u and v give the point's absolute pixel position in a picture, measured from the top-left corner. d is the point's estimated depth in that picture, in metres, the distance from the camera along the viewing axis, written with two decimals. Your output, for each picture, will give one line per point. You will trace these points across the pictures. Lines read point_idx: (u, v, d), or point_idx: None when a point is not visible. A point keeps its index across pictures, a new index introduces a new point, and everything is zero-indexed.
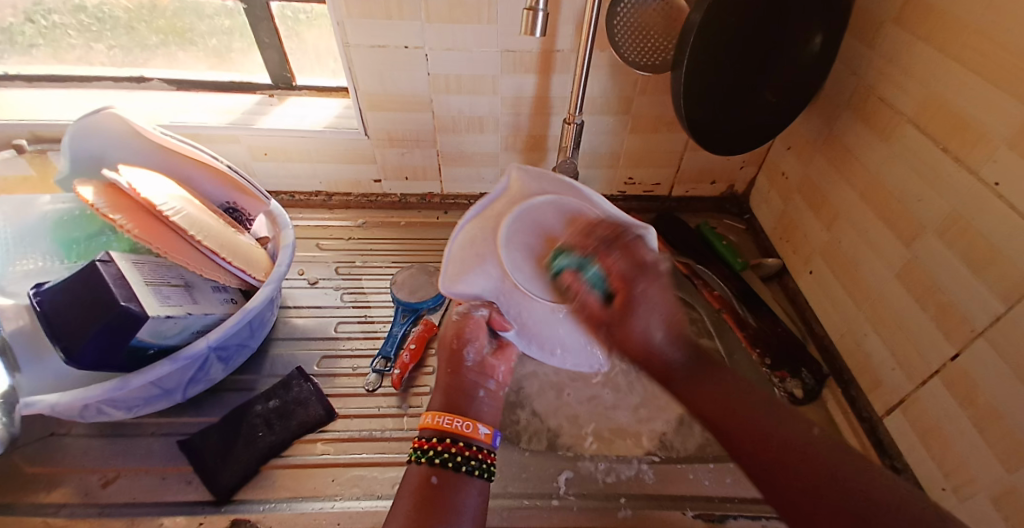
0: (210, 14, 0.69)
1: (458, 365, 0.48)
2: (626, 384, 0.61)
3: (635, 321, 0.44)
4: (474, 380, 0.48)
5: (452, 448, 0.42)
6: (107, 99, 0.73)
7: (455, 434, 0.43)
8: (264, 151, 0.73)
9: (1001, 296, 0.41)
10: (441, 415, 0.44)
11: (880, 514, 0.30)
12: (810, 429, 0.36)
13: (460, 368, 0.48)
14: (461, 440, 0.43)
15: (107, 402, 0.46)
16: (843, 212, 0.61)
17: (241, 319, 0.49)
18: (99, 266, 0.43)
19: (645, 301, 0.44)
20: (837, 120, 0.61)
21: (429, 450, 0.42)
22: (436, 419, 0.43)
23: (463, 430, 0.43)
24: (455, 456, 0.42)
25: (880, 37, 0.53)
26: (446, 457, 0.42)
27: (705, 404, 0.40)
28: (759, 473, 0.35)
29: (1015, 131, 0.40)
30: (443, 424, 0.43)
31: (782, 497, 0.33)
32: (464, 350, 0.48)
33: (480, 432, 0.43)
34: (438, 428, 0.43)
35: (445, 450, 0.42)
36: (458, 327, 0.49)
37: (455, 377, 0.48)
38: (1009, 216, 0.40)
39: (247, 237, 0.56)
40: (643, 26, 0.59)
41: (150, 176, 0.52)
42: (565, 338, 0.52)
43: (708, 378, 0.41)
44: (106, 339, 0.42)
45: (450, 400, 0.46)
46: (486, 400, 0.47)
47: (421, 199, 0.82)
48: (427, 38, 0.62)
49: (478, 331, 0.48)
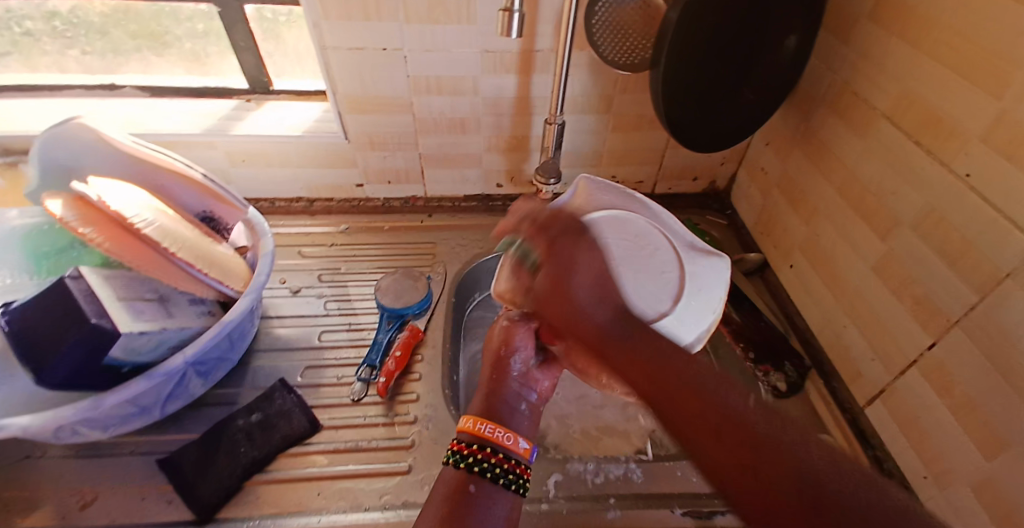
0: (185, 18, 0.67)
1: (504, 370, 0.48)
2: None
3: (568, 287, 0.41)
4: (518, 392, 0.47)
5: (492, 458, 0.41)
6: (78, 108, 0.71)
7: (496, 443, 0.42)
8: (242, 157, 0.72)
9: (976, 288, 0.42)
10: (481, 422, 0.43)
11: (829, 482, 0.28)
12: (746, 399, 0.33)
13: (505, 375, 0.48)
14: (500, 451, 0.42)
15: (83, 422, 0.44)
16: (821, 207, 0.61)
17: (220, 332, 0.48)
18: (68, 282, 0.42)
19: (570, 261, 0.42)
20: (813, 116, 0.61)
21: (467, 456, 0.42)
22: (476, 425, 0.43)
23: (504, 441, 0.42)
24: (494, 466, 0.41)
25: (854, 32, 0.53)
26: (486, 466, 0.41)
27: (652, 390, 0.35)
28: (707, 455, 0.31)
29: (987, 126, 0.40)
30: (484, 432, 0.42)
31: (733, 476, 0.30)
32: (510, 358, 0.49)
33: (520, 447, 0.43)
34: (478, 435, 0.43)
35: (484, 458, 0.41)
36: (505, 334, 0.50)
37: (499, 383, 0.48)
38: (981, 209, 0.41)
39: (225, 247, 0.55)
40: (622, 25, 0.59)
41: (121, 186, 0.51)
42: None
43: (667, 381, 0.34)
44: (78, 357, 0.40)
45: (492, 407, 0.45)
46: (527, 414, 0.47)
47: (405, 202, 0.81)
48: (407, 40, 0.61)
49: (525, 340, 0.49)
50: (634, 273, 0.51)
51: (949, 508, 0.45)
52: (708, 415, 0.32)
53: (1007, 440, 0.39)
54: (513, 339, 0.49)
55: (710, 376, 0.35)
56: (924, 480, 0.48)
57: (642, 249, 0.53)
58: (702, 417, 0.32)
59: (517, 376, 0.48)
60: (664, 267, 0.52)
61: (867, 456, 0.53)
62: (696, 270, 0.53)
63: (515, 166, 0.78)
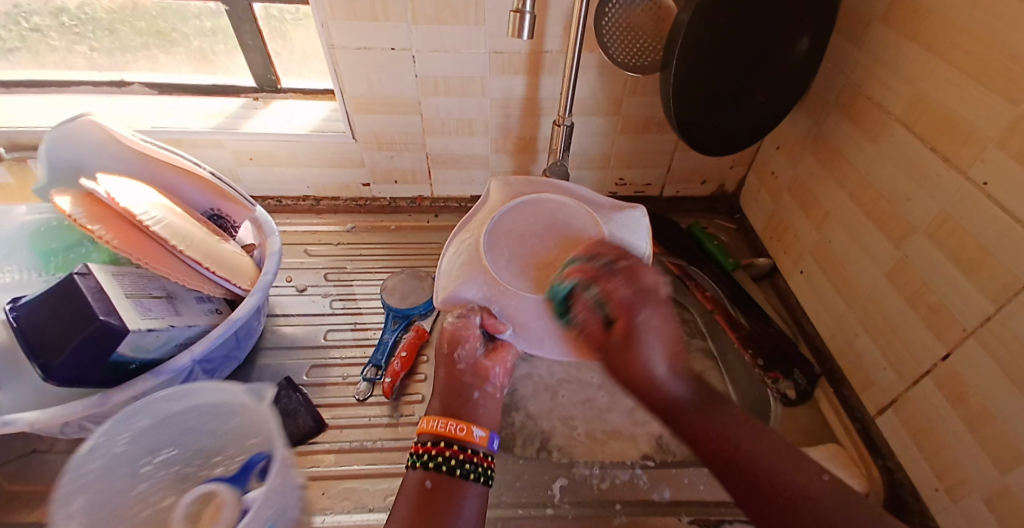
0: (192, 16, 0.68)
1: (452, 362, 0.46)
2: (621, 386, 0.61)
3: (640, 348, 0.39)
4: (469, 382, 0.46)
5: (447, 452, 0.40)
6: (86, 105, 0.72)
7: (448, 436, 0.41)
8: (249, 155, 0.72)
9: (992, 296, 0.41)
10: (435, 418, 0.42)
11: None
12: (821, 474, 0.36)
13: (456, 369, 0.46)
14: (456, 444, 0.41)
15: (89, 418, 0.45)
16: (833, 211, 0.61)
17: (227, 331, 0.48)
18: (76, 279, 0.42)
19: (643, 325, 0.40)
20: (825, 120, 0.61)
21: (423, 455, 0.41)
22: (429, 423, 0.42)
23: (457, 433, 0.41)
24: (448, 459, 0.40)
25: (868, 35, 0.53)
26: (439, 460, 0.40)
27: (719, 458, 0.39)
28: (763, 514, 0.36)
29: (1004, 131, 0.40)
30: (437, 428, 0.42)
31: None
32: (456, 352, 0.46)
33: (474, 435, 0.42)
34: (433, 432, 0.42)
35: (439, 453, 0.40)
36: (452, 335, 0.46)
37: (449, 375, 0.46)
38: (997, 216, 0.41)
39: (232, 245, 0.55)
40: (632, 26, 0.59)
41: (130, 184, 0.51)
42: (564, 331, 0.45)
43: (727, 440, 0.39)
44: (86, 355, 0.40)
45: (448, 400, 0.44)
46: (480, 401, 0.45)
47: (411, 202, 0.81)
48: (415, 39, 0.61)
49: (469, 333, 0.46)
50: (558, 243, 0.47)
51: (961, 518, 0.45)
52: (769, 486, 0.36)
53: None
54: (459, 337, 0.46)
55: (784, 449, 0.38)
56: (936, 489, 0.47)
57: (562, 220, 0.49)
58: (760, 481, 0.37)
59: (468, 367, 0.46)
60: (589, 230, 0.49)
61: (878, 465, 0.52)
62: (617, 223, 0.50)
63: (522, 167, 0.78)
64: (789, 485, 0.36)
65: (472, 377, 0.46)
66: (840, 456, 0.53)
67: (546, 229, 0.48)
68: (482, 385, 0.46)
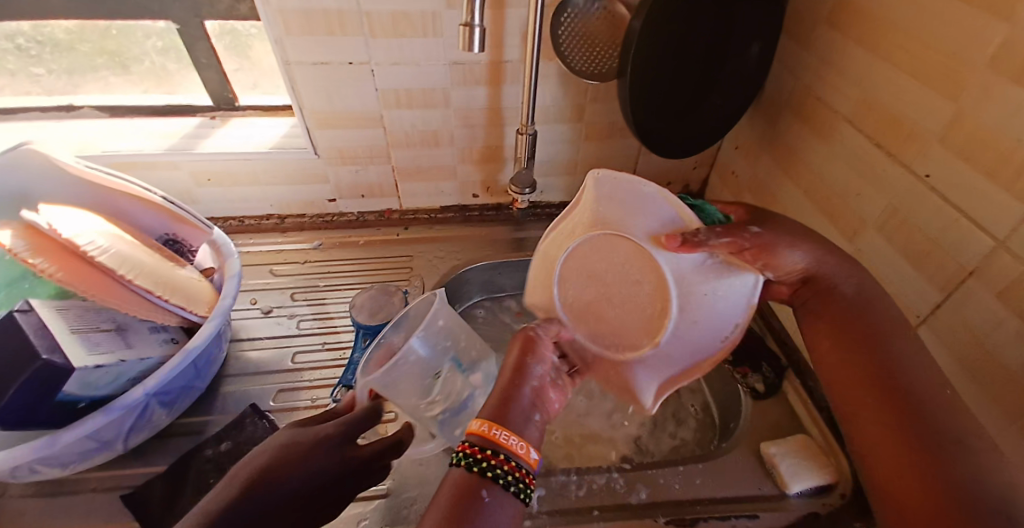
0: (142, 36, 0.66)
1: (525, 373, 0.42)
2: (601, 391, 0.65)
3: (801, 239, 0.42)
4: (530, 406, 0.40)
5: (504, 465, 0.35)
6: (32, 130, 0.69)
7: (508, 451, 0.35)
8: (208, 176, 0.70)
9: (939, 286, 0.43)
10: (496, 426, 0.36)
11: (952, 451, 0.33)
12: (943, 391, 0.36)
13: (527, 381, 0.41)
14: (513, 460, 0.35)
15: (39, 461, 0.42)
16: (791, 209, 0.62)
17: (183, 361, 0.47)
18: (17, 317, 0.40)
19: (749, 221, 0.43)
20: (779, 121, 0.62)
21: (480, 461, 0.35)
22: (488, 429, 0.36)
23: (516, 449, 0.36)
24: (510, 476, 0.34)
25: (814, 38, 0.55)
26: (501, 475, 0.34)
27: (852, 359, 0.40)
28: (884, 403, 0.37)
29: (944, 127, 0.41)
30: (499, 437, 0.36)
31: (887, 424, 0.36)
32: (532, 362, 0.43)
33: (533, 455, 0.36)
34: (492, 440, 0.36)
35: (498, 466, 0.35)
36: (527, 343, 0.45)
37: (517, 386, 0.41)
38: (942, 208, 0.42)
39: (189, 270, 0.54)
40: (588, 36, 0.60)
41: (73, 213, 0.49)
42: (613, 375, 0.48)
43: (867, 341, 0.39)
44: (30, 396, 0.38)
45: (504, 410, 0.39)
46: (539, 427, 0.40)
47: (380, 216, 0.80)
48: (374, 53, 0.60)
49: (546, 350, 0.45)
50: (624, 298, 0.47)
51: None
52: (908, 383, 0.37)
53: None
54: (531, 345, 0.45)
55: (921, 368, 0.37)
56: None
57: (637, 276, 0.46)
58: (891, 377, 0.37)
59: (532, 385, 0.42)
60: (654, 299, 0.45)
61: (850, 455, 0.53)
62: (694, 298, 0.43)
63: (489, 176, 0.78)
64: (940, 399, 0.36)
65: (532, 401, 0.41)
66: (809, 447, 0.53)
67: (614, 277, 0.47)
68: (542, 409, 0.41)
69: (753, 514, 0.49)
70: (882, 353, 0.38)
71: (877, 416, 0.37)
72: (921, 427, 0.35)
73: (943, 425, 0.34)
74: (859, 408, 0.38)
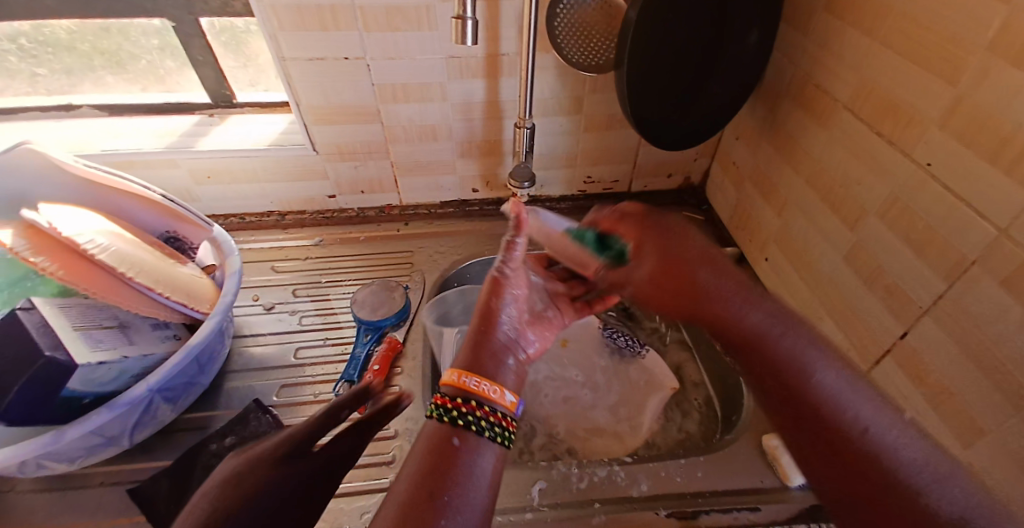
0: (139, 35, 0.66)
1: (493, 321, 0.43)
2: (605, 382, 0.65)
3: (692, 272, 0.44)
4: (505, 349, 0.42)
5: (478, 411, 0.36)
6: (33, 131, 0.69)
7: (480, 395, 0.37)
8: (207, 173, 0.70)
9: (943, 275, 0.42)
10: (466, 374, 0.38)
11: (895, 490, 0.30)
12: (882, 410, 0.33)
13: (494, 326, 0.43)
14: (487, 404, 0.37)
15: (45, 456, 0.43)
16: (792, 198, 0.62)
17: (185, 357, 0.47)
18: (22, 315, 0.41)
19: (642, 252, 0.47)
20: (779, 109, 0.62)
21: (451, 410, 0.36)
22: (459, 377, 0.38)
23: (490, 393, 0.38)
24: (481, 420, 0.36)
25: (812, 25, 0.54)
26: (472, 419, 0.36)
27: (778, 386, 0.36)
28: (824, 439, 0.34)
29: (945, 113, 0.41)
30: (469, 384, 0.38)
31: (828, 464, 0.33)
32: (501, 306, 0.45)
33: (507, 398, 0.38)
34: (463, 388, 0.38)
35: (471, 412, 0.36)
36: (494, 285, 0.46)
37: (486, 335, 0.43)
38: (943, 196, 0.42)
39: (190, 268, 0.54)
40: (584, 27, 0.59)
41: (73, 212, 0.49)
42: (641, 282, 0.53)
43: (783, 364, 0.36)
44: (34, 394, 0.39)
45: (476, 361, 0.40)
46: (515, 369, 0.42)
47: (380, 212, 0.80)
48: (369, 47, 0.60)
49: (515, 289, 0.47)
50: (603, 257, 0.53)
51: None
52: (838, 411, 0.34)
53: (983, 426, 0.40)
54: (500, 288, 0.46)
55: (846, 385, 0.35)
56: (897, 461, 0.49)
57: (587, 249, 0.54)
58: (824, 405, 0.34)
59: (506, 331, 0.44)
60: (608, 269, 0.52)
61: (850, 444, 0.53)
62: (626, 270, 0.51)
63: (489, 170, 0.78)
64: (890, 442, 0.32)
65: (506, 346, 0.43)
66: None
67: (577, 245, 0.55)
68: (517, 352, 0.43)
69: (755, 506, 0.49)
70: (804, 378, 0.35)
71: (824, 459, 0.34)
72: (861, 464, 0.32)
73: (885, 454, 0.31)
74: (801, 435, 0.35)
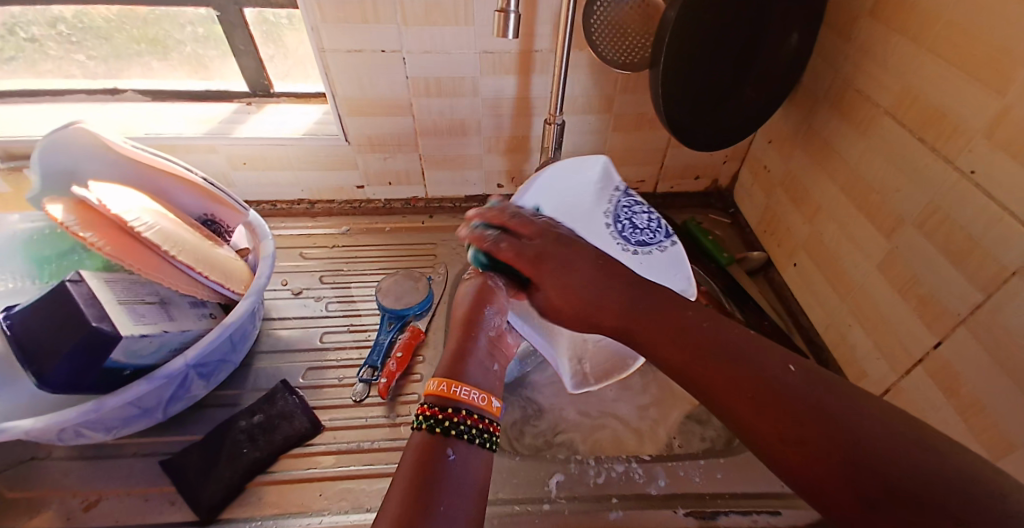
0: (184, 23, 0.68)
1: (477, 327, 0.47)
2: (640, 386, 0.62)
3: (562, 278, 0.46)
4: (487, 356, 0.46)
5: (468, 420, 0.39)
6: (81, 113, 0.72)
7: (469, 404, 0.40)
8: (243, 160, 0.72)
9: (980, 285, 0.41)
10: (456, 384, 0.41)
11: (854, 445, 0.28)
12: (783, 365, 0.34)
13: (477, 328, 0.47)
14: (476, 412, 0.40)
15: (84, 424, 0.44)
16: (824, 205, 0.61)
17: (221, 335, 0.48)
18: (69, 286, 0.43)
19: (564, 262, 0.46)
20: (815, 115, 0.61)
21: (442, 421, 0.39)
22: (449, 388, 0.41)
23: (478, 402, 0.41)
24: (471, 428, 0.39)
25: (855, 30, 0.53)
26: (463, 429, 0.39)
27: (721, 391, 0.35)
28: (765, 433, 0.32)
29: (992, 122, 0.40)
30: (458, 394, 0.40)
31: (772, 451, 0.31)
32: (485, 312, 0.49)
33: (492, 405, 0.42)
34: (452, 398, 0.40)
35: (461, 421, 0.39)
36: (482, 292, 0.50)
37: (470, 339, 0.47)
38: (986, 206, 0.41)
39: (226, 250, 0.56)
40: (621, 25, 0.59)
41: (120, 190, 0.51)
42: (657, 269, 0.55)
43: (701, 362, 0.36)
44: (80, 359, 0.41)
45: (459, 371, 0.43)
46: (499, 375, 0.46)
47: (406, 204, 0.81)
48: (406, 42, 0.61)
49: (500, 299, 0.50)
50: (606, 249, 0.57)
51: None
52: (757, 391, 0.33)
53: (1014, 441, 0.40)
54: (488, 297, 0.49)
55: (739, 354, 0.35)
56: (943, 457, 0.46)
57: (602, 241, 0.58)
58: (745, 398, 0.33)
59: (486, 334, 0.48)
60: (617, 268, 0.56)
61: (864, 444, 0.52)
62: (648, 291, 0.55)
63: (515, 166, 0.78)
64: (799, 392, 0.32)
65: (490, 351, 0.47)
66: None
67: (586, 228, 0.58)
68: (500, 358, 0.48)
69: (774, 510, 0.49)
70: (735, 366, 0.35)
71: (770, 430, 0.32)
72: (813, 426, 0.30)
73: (822, 414, 0.30)
74: (751, 424, 0.33)
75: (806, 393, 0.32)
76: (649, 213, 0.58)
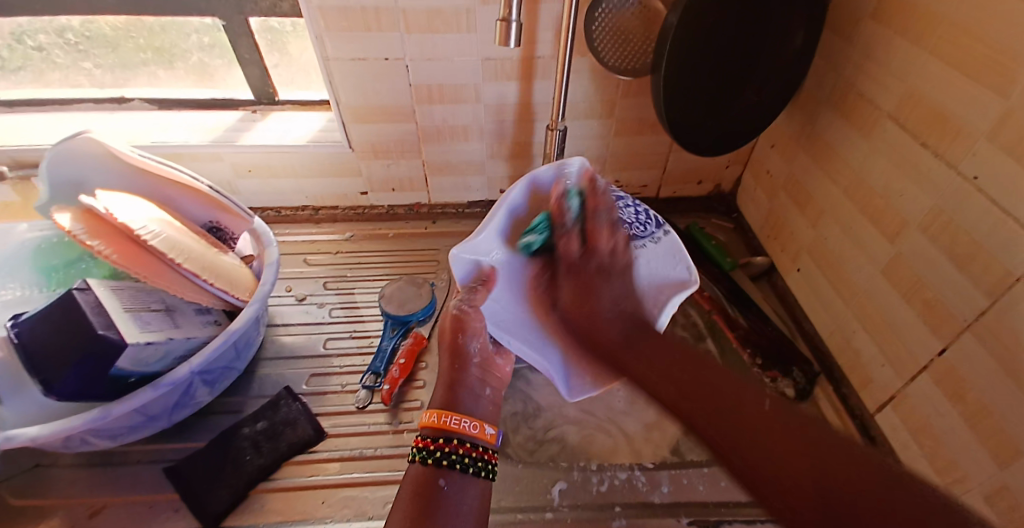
0: (190, 32, 0.68)
1: (464, 357, 0.47)
2: None
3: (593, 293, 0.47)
4: (477, 381, 0.47)
5: (461, 449, 0.40)
6: (88, 122, 0.73)
7: (461, 433, 0.41)
8: (248, 167, 0.73)
9: (985, 290, 0.41)
10: (447, 414, 0.42)
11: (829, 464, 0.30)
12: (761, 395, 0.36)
13: (467, 360, 0.46)
14: (468, 441, 0.40)
15: (91, 432, 0.45)
16: (828, 208, 0.61)
17: (226, 341, 0.49)
18: (76, 295, 0.43)
19: (600, 293, 0.47)
20: (818, 118, 0.61)
21: (435, 451, 0.39)
22: (441, 419, 0.41)
23: (470, 430, 0.41)
24: (464, 457, 0.39)
25: (857, 33, 0.53)
26: (455, 458, 0.39)
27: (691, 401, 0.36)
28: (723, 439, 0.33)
29: (994, 126, 0.40)
30: (450, 424, 0.41)
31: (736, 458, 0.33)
32: (467, 340, 0.46)
33: (487, 433, 0.42)
34: (444, 428, 0.41)
35: (454, 451, 0.40)
36: (457, 323, 0.46)
37: (461, 371, 0.46)
38: (990, 210, 0.40)
39: (231, 257, 0.56)
40: (621, 30, 0.59)
41: (128, 199, 0.52)
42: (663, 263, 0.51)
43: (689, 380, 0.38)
44: (89, 367, 0.41)
45: (453, 401, 0.44)
46: (492, 398, 0.48)
47: (409, 209, 0.82)
48: (408, 49, 0.62)
49: (480, 327, 0.47)
50: None
51: None
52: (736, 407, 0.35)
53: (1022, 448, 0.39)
54: (462, 326, 0.46)
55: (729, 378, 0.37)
56: (948, 463, 0.46)
57: None
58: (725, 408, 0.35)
59: (474, 362, 0.47)
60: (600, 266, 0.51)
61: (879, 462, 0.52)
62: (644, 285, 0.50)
63: (517, 172, 0.79)
64: (777, 413, 0.34)
65: (480, 377, 0.48)
66: None
67: None
68: (492, 381, 0.49)
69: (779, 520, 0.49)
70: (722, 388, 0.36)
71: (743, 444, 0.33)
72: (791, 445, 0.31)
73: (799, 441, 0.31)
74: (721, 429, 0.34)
75: (786, 421, 0.33)
76: (634, 206, 0.52)
